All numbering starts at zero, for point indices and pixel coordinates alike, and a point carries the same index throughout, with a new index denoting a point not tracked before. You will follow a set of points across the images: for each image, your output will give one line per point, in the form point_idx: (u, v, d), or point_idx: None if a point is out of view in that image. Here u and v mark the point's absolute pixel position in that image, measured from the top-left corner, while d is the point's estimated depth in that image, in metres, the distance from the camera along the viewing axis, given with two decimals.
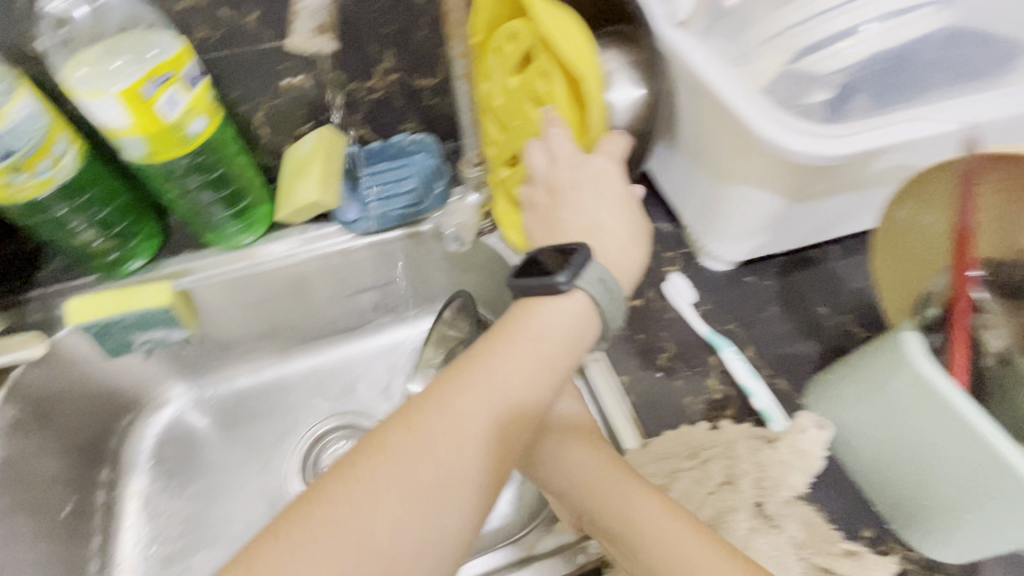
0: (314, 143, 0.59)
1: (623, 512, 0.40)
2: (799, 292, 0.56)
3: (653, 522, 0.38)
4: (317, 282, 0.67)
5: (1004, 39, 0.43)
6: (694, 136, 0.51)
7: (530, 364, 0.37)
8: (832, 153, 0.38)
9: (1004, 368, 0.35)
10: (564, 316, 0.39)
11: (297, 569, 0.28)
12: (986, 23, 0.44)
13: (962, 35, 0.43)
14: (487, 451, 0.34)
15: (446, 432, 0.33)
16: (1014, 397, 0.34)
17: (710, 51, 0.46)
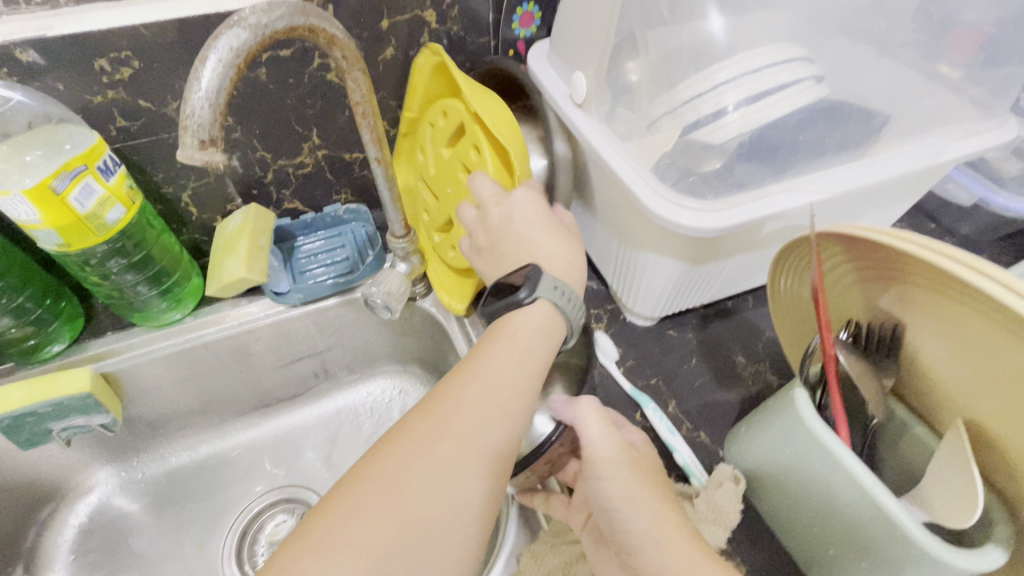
0: (242, 218, 0.60)
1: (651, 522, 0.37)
2: (719, 343, 0.59)
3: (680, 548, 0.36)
4: (250, 354, 0.66)
5: (866, 111, 0.48)
6: (604, 204, 0.54)
7: (524, 359, 0.40)
8: (712, 227, 0.44)
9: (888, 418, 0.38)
10: (544, 316, 0.42)
11: (347, 536, 0.29)
12: (852, 98, 0.48)
13: (830, 109, 0.47)
14: (499, 426, 0.36)
15: (459, 414, 0.35)
16: (898, 444, 0.38)
17: (609, 131, 0.51)
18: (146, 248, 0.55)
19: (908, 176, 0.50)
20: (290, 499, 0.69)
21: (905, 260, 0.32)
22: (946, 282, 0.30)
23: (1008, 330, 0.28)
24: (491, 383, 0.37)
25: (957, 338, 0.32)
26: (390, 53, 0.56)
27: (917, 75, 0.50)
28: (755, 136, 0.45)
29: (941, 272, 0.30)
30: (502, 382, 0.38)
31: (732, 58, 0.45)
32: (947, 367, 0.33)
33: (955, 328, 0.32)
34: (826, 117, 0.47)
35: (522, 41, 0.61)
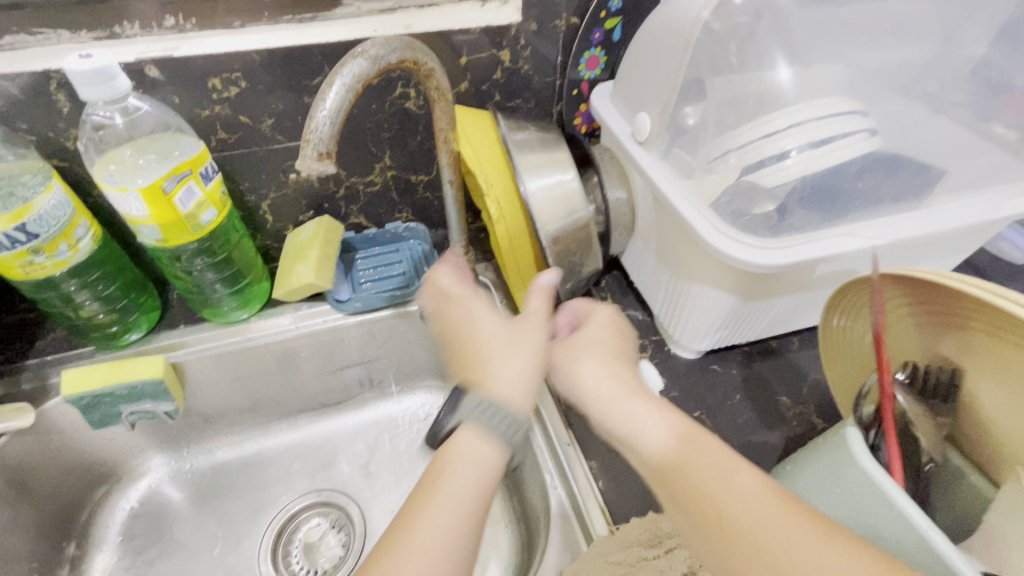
0: (314, 229, 0.64)
1: (701, 502, 0.35)
2: (763, 383, 0.59)
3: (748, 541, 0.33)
4: (305, 357, 0.69)
5: (923, 165, 0.50)
6: (655, 236, 0.57)
7: (459, 482, 0.37)
8: (773, 264, 0.46)
9: (944, 466, 0.38)
10: (472, 440, 0.39)
11: None
12: (911, 152, 0.50)
13: (888, 161, 0.49)
14: None
15: None
16: (951, 491, 0.38)
17: (668, 168, 0.53)
18: (228, 250, 0.60)
19: (965, 230, 0.51)
20: (325, 503, 0.70)
21: (972, 307, 0.33)
22: (1011, 328, 0.31)
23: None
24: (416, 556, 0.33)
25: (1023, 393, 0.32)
26: (464, 86, 0.61)
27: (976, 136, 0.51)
28: (813, 181, 0.47)
29: (1008, 318, 0.31)
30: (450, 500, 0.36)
31: (794, 105, 0.49)
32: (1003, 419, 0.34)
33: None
34: (884, 168, 0.48)
35: (585, 81, 0.65)
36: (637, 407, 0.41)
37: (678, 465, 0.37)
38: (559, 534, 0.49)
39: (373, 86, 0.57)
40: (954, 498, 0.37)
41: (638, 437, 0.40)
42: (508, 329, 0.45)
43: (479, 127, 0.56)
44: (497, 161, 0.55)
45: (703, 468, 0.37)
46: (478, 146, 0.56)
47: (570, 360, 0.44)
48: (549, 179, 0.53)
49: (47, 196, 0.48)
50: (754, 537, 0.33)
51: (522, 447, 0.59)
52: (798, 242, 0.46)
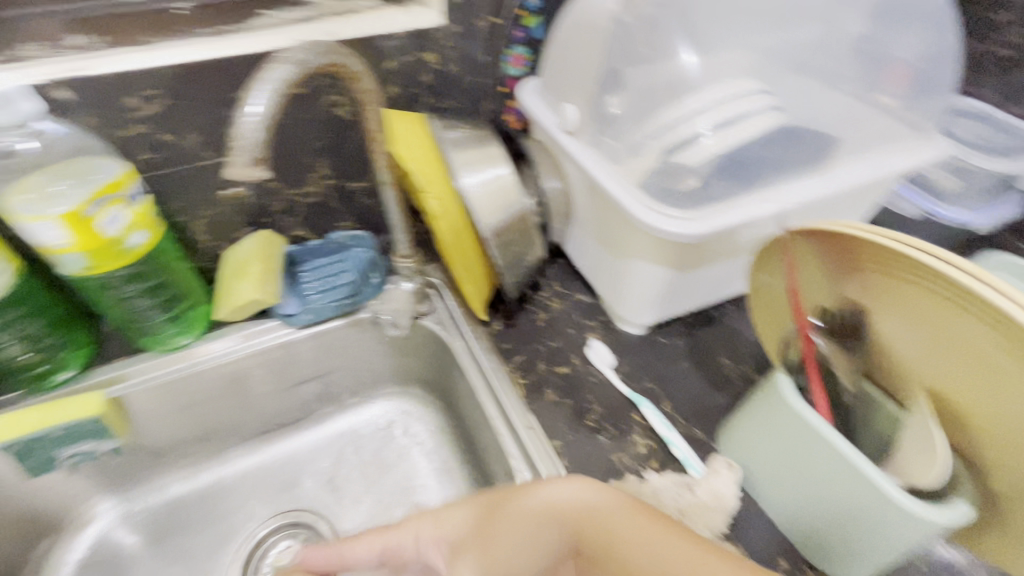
0: (254, 245, 0.63)
1: None
2: (706, 348, 0.63)
3: None
4: (256, 377, 0.68)
5: (821, 134, 0.55)
6: (592, 220, 0.60)
7: None
8: (700, 234, 0.49)
9: (862, 397, 0.42)
10: None
11: None
12: (809, 124, 0.55)
13: (790, 133, 0.54)
14: None
15: None
16: (869, 418, 0.42)
17: (598, 154, 0.56)
18: (163, 274, 0.58)
19: (862, 188, 0.57)
20: (293, 524, 0.69)
21: (867, 249, 0.37)
22: (901, 265, 0.36)
23: (966, 308, 0.33)
24: None
25: (918, 321, 0.36)
26: (393, 89, 0.61)
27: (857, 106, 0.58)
28: (728, 154, 0.51)
29: (898, 255, 0.35)
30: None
31: (704, 89, 0.53)
32: (905, 347, 0.38)
33: (916, 310, 0.36)
34: (787, 139, 0.53)
35: (511, 78, 0.67)
36: None
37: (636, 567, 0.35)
38: None
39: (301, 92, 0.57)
40: (872, 426, 0.42)
41: None
42: None
43: (412, 131, 0.56)
44: (433, 166, 0.56)
45: None
46: (416, 149, 0.55)
47: None
48: (484, 174, 0.55)
49: None
50: None
51: (487, 438, 0.60)
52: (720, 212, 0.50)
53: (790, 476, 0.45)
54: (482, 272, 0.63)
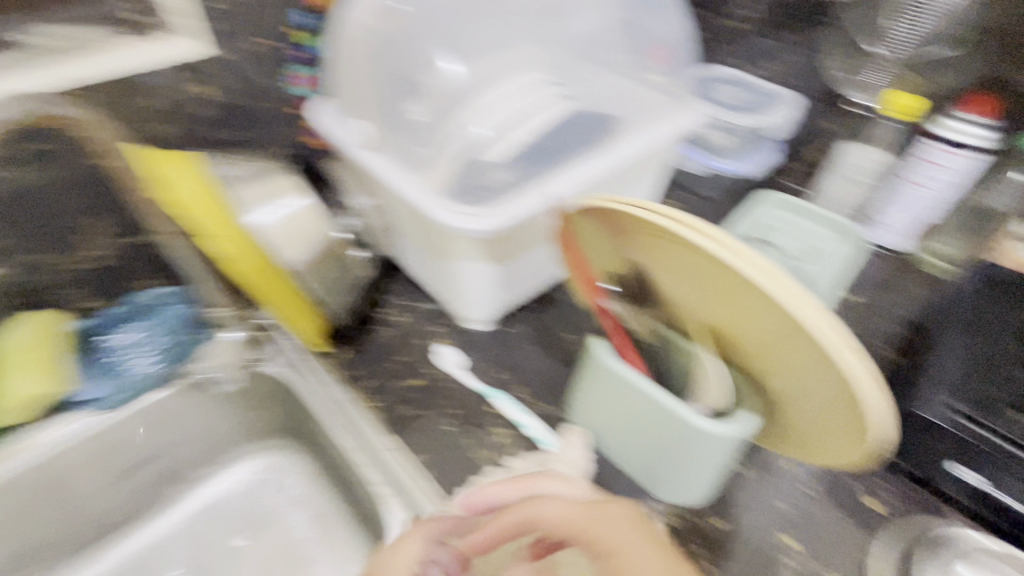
0: (22, 333, 0.55)
1: None
2: (550, 327, 0.67)
3: None
4: (71, 479, 0.58)
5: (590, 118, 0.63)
6: (409, 230, 0.60)
7: None
8: (501, 224, 0.52)
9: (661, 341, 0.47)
10: None
11: None
12: (581, 110, 0.63)
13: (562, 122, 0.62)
14: None
15: None
16: (668, 358, 0.48)
17: (398, 163, 0.57)
18: None
19: (642, 157, 0.64)
20: None
21: (628, 221, 0.40)
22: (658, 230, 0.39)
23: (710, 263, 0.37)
24: None
25: (684, 274, 0.40)
26: (166, 130, 0.56)
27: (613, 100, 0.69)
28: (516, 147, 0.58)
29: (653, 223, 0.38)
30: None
31: (484, 100, 0.61)
32: (682, 295, 0.42)
33: (679, 267, 0.40)
34: (561, 127, 0.62)
35: (300, 97, 0.65)
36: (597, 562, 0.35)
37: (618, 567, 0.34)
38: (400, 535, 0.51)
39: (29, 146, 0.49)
40: (671, 364, 0.47)
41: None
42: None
43: (185, 175, 0.51)
44: (212, 210, 0.52)
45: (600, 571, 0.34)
46: (187, 196, 0.51)
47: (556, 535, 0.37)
48: (275, 208, 0.57)
49: None
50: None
51: (351, 472, 0.58)
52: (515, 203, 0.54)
53: (625, 429, 0.50)
54: (301, 302, 0.60)
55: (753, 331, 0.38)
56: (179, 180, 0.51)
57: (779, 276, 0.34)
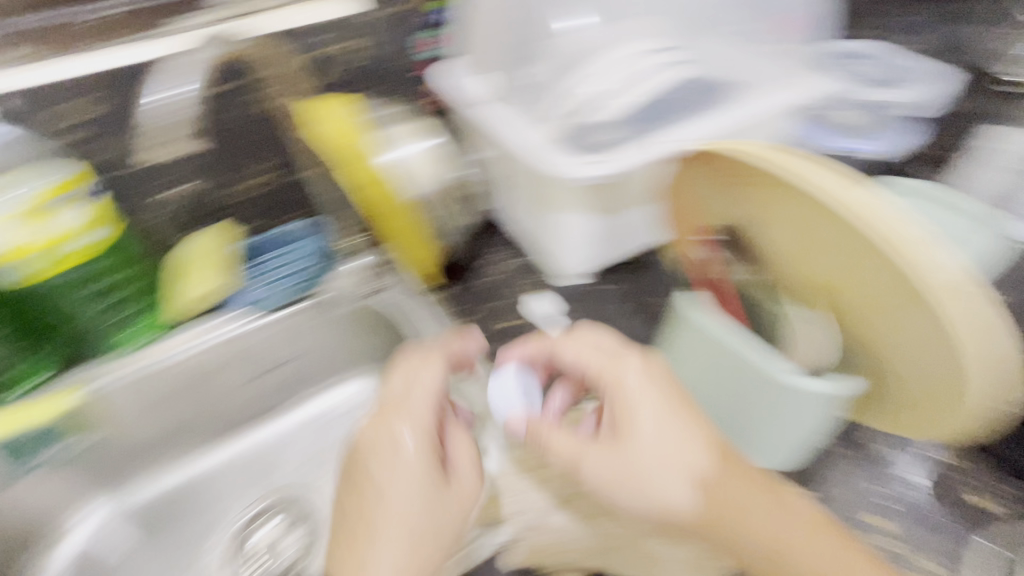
0: (208, 234, 0.67)
1: (678, 432, 0.42)
2: (645, 289, 0.68)
3: (688, 444, 0.42)
4: (224, 371, 0.70)
5: (703, 86, 0.63)
6: (519, 186, 0.64)
7: (397, 490, 0.45)
8: (603, 173, 0.52)
9: (745, 298, 0.50)
10: (388, 463, 0.46)
11: None
12: (698, 81, 0.64)
13: (683, 90, 0.62)
14: (421, 481, 0.45)
15: (391, 483, 0.45)
16: (758, 314, 0.50)
17: (516, 118, 0.61)
18: (123, 274, 0.60)
19: (755, 126, 0.61)
20: (276, 506, 0.71)
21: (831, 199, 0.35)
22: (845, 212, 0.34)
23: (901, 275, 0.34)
24: (380, 493, 0.45)
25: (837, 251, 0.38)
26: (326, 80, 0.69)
27: (727, 68, 0.67)
28: (636, 105, 0.60)
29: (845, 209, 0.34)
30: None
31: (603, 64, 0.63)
32: (819, 265, 0.41)
33: (843, 249, 0.37)
34: (680, 94, 0.62)
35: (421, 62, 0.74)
36: (629, 395, 0.44)
37: (625, 410, 0.44)
38: (489, 456, 0.56)
39: (236, 72, 0.65)
40: (761, 319, 0.49)
41: (653, 425, 0.43)
42: (380, 459, 0.46)
43: (344, 118, 0.60)
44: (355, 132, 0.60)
45: (676, 395, 0.44)
46: (341, 139, 0.58)
47: (586, 341, 0.49)
48: (416, 147, 0.64)
49: None
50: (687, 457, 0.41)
51: None
52: (632, 151, 0.54)
53: (721, 379, 0.50)
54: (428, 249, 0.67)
55: (901, 333, 0.39)
56: (335, 121, 0.59)
57: (968, 303, 0.33)
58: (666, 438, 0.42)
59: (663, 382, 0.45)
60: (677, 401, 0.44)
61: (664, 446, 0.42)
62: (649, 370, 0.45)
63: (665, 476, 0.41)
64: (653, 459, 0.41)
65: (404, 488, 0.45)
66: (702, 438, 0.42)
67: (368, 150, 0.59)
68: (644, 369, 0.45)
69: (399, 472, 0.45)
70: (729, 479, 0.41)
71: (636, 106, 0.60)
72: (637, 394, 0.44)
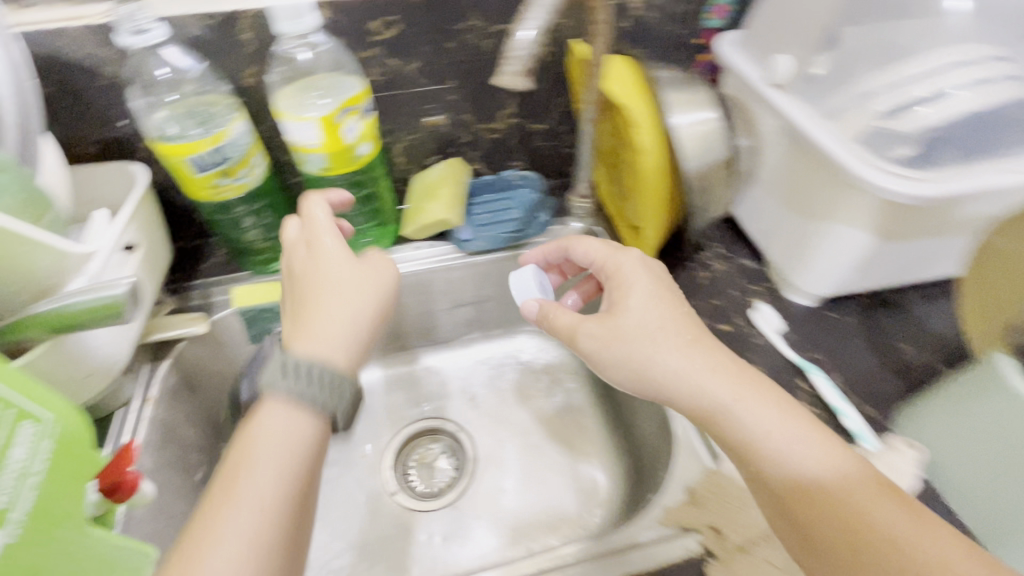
0: (444, 169, 0.69)
1: (661, 324, 0.45)
2: (883, 331, 0.60)
3: (654, 307, 0.46)
4: (423, 295, 0.73)
5: None
6: (784, 182, 0.58)
7: (331, 295, 0.45)
8: (925, 194, 0.45)
9: None
10: (339, 267, 0.46)
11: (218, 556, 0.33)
12: None
13: None
14: (364, 296, 0.46)
15: (334, 299, 0.45)
16: None
17: (804, 107, 0.54)
18: (374, 187, 0.66)
19: None
20: (437, 430, 0.76)
21: None
22: None
23: None
24: (313, 283, 0.46)
25: None
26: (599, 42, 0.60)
27: None
28: (978, 116, 0.48)
29: None
30: (254, 517, 0.35)
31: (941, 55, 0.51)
32: None
33: None
34: None
35: (709, 30, 0.65)
36: (622, 288, 0.48)
37: (618, 288, 0.48)
38: (685, 458, 0.53)
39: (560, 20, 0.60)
40: None
41: (635, 299, 0.46)
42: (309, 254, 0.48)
43: (628, 74, 0.53)
44: (642, 103, 0.52)
45: (662, 289, 0.47)
46: (624, 96, 0.52)
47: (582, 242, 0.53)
48: (694, 115, 0.51)
49: (237, 124, 0.52)
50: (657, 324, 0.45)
51: None
52: (961, 176, 0.47)
53: (1000, 480, 0.44)
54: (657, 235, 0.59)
55: None
56: (619, 77, 0.52)
57: None
58: (654, 314, 0.45)
59: (657, 283, 0.48)
60: (670, 301, 0.47)
61: (652, 322, 0.45)
62: (647, 261, 0.50)
63: (658, 347, 0.44)
64: (630, 329, 0.45)
65: (332, 278, 0.46)
66: (675, 312, 0.46)
67: (644, 116, 0.51)
68: (637, 261, 0.50)
69: (329, 275, 0.46)
70: (700, 352, 0.43)
71: (978, 116, 0.48)
72: (626, 270, 0.49)
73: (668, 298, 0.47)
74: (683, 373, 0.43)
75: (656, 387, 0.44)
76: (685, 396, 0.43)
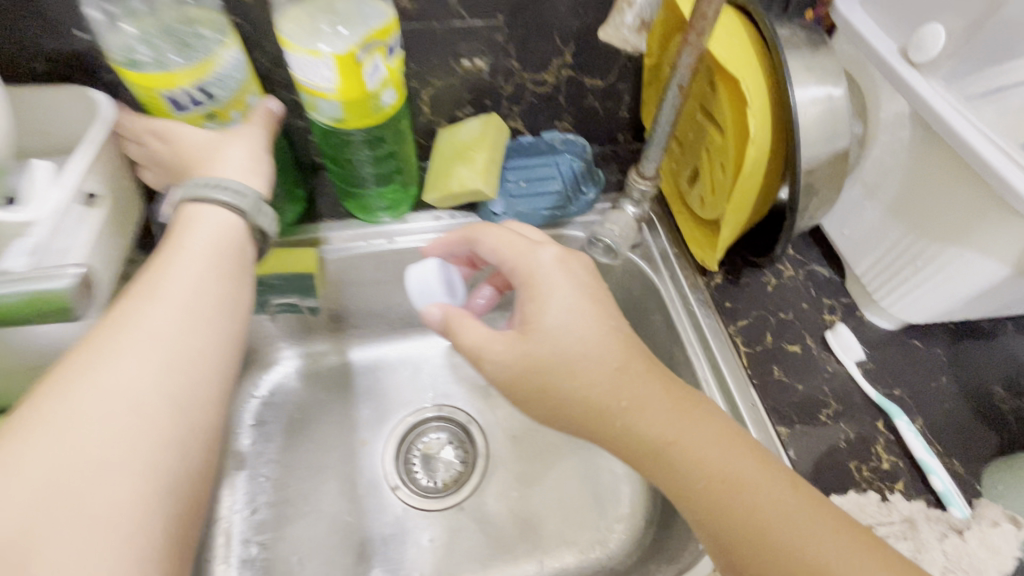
0: (479, 127, 0.58)
1: (585, 341, 0.37)
2: (973, 367, 0.52)
3: (578, 319, 0.38)
4: None
5: None
6: (899, 187, 0.48)
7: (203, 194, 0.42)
8: None
9: None
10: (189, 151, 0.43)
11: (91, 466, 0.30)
12: None
13: None
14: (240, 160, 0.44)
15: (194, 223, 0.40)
16: None
17: (950, 96, 0.43)
18: (395, 143, 0.55)
19: None
20: (444, 418, 0.68)
21: None
22: None
23: None
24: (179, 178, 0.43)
25: None
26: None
27: None
28: None
29: None
30: (145, 402, 0.33)
31: None
32: None
33: None
34: None
35: None
36: (539, 296, 0.39)
37: (532, 300, 0.39)
38: None
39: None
40: None
41: (552, 317, 0.38)
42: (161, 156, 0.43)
43: (738, 36, 0.41)
44: (754, 75, 0.40)
45: (586, 293, 0.39)
46: (731, 63, 0.40)
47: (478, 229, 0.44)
48: (816, 89, 0.40)
49: (229, 52, 0.41)
50: (582, 346, 0.37)
51: None
52: None
53: None
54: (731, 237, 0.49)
55: None
56: (728, 37, 0.41)
57: None
58: (571, 328, 0.38)
59: (576, 282, 0.40)
60: (596, 311, 0.39)
61: (566, 346, 0.37)
62: (568, 260, 0.41)
63: (571, 376, 0.37)
64: (549, 355, 0.37)
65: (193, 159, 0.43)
66: (595, 319, 0.38)
67: (755, 91, 0.40)
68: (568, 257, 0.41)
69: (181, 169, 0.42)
70: (618, 366, 0.37)
71: None
72: (545, 278, 0.39)
73: (587, 297, 0.39)
74: (609, 397, 0.36)
75: (574, 415, 0.38)
76: (600, 424, 0.37)
